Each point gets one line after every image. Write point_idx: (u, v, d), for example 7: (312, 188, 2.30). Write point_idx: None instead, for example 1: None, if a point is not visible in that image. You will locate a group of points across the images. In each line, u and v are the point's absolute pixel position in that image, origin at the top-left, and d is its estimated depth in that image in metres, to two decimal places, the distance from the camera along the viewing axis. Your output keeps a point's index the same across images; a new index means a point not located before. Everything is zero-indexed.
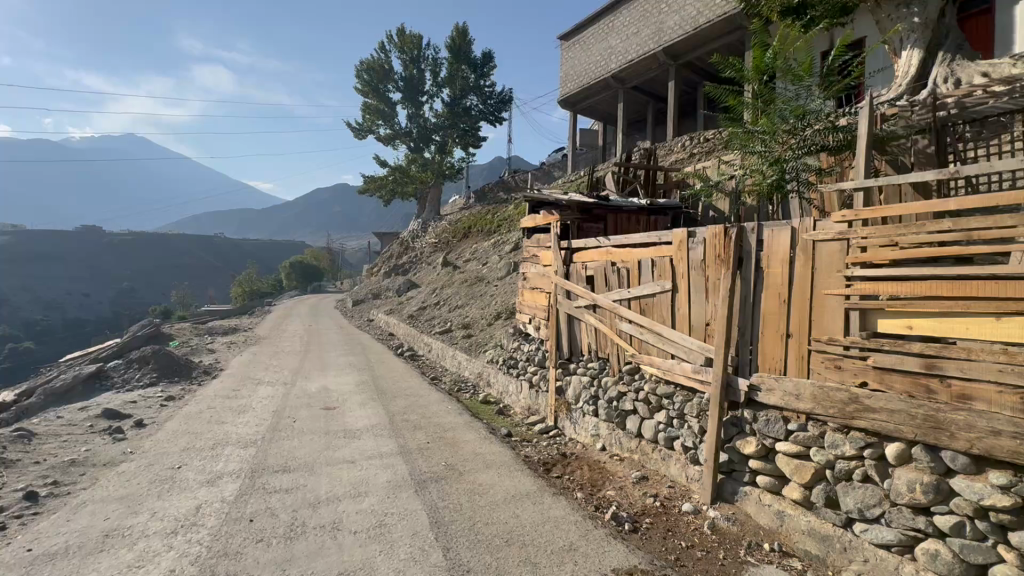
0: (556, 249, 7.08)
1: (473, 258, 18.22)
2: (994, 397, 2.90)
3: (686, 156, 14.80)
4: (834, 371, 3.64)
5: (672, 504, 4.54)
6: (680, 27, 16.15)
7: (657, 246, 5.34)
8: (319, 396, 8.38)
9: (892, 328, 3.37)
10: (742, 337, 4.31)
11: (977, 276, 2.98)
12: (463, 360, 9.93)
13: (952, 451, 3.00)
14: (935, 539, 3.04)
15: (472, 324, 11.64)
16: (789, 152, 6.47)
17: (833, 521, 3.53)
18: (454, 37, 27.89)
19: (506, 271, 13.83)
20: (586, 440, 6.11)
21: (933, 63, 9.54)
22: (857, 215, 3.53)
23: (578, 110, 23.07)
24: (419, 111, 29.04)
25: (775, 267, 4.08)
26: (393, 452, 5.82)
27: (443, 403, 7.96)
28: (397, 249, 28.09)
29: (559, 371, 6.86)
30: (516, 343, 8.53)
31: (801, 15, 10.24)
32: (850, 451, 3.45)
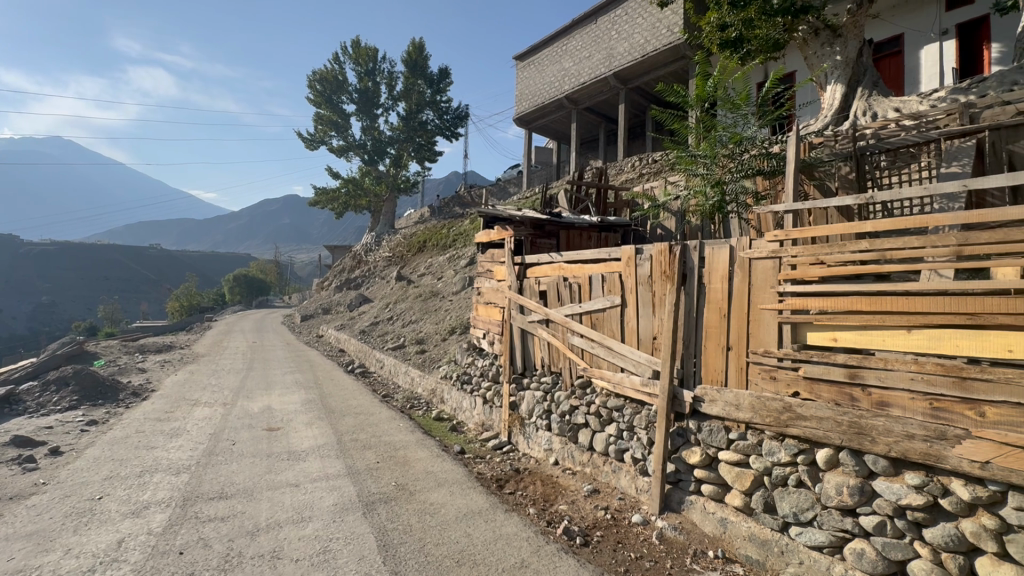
0: (510, 264, 7.13)
1: (428, 273, 18.04)
2: (908, 403, 3.14)
3: (635, 176, 15.40)
4: (770, 381, 3.85)
5: (623, 516, 4.61)
6: (629, 53, 16.90)
7: (606, 262, 5.49)
8: (262, 416, 7.96)
9: (819, 340, 3.60)
10: (686, 350, 4.49)
11: (891, 292, 3.23)
12: (416, 376, 9.76)
13: (874, 455, 3.23)
14: (861, 539, 3.25)
15: (426, 340, 11.46)
16: (729, 175, 6.92)
17: (771, 526, 3.71)
18: (410, 51, 27.83)
19: (462, 286, 13.80)
20: (539, 455, 6.13)
21: (854, 97, 10.45)
22: (787, 235, 3.77)
23: (533, 128, 23.53)
24: (373, 124, 28.67)
25: (715, 283, 4.29)
26: (341, 473, 5.60)
27: (394, 421, 7.75)
28: (348, 263, 27.38)
29: (512, 386, 6.87)
30: (470, 358, 8.47)
31: (738, 48, 10.95)
32: (785, 457, 3.65)
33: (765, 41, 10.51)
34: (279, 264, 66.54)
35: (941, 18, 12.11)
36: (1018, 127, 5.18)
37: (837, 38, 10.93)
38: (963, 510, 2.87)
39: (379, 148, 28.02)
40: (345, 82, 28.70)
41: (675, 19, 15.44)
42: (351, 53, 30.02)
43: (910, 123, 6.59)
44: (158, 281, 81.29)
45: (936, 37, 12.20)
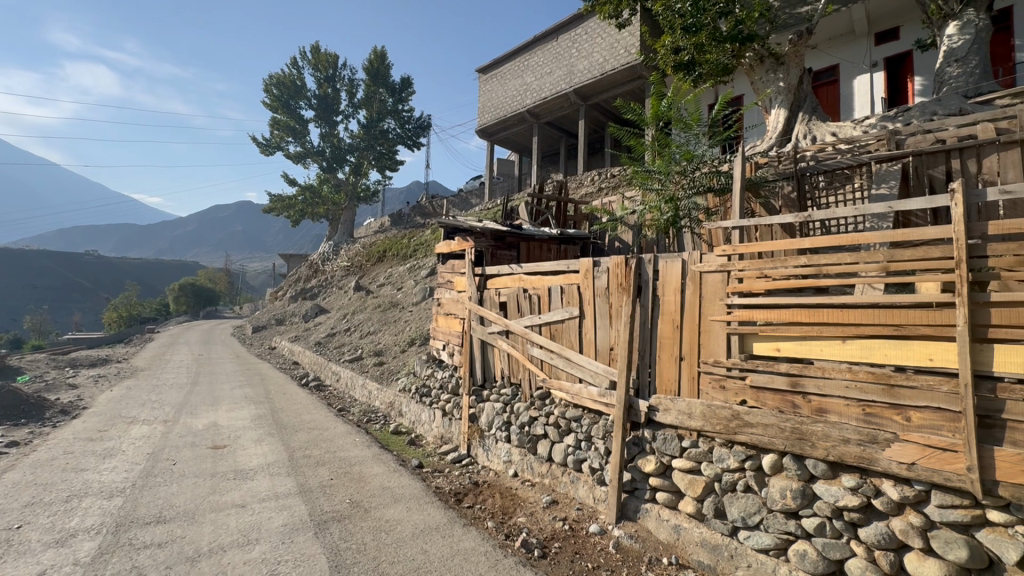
0: (470, 275, 7.12)
1: (387, 283, 17.75)
2: (843, 409, 3.34)
3: (594, 190, 15.78)
4: (719, 390, 4.00)
5: (580, 526, 4.64)
6: (589, 70, 17.39)
7: (565, 274, 5.58)
8: (207, 433, 7.54)
9: (764, 351, 3.78)
10: (641, 361, 4.60)
11: (829, 305, 3.43)
12: (373, 389, 9.52)
13: (814, 459, 3.41)
14: (803, 540, 3.41)
15: (384, 351, 11.23)
16: (682, 191, 7.21)
17: (721, 531, 3.83)
18: (371, 60, 27.53)
19: (422, 296, 13.64)
20: (498, 467, 6.10)
21: (795, 121, 11.16)
22: (734, 250, 3.95)
23: (495, 141, 23.72)
24: (332, 131, 28.09)
25: (669, 295, 4.43)
26: (292, 492, 5.38)
27: (350, 436, 7.52)
28: (304, 272, 26.53)
29: (472, 398, 6.82)
30: (429, 370, 8.36)
31: (691, 71, 11.48)
32: (734, 464, 3.80)
33: (715, 65, 11.09)
34: (229, 272, 63.69)
35: (871, 52, 13.14)
36: (936, 153, 5.68)
37: (780, 66, 11.64)
38: (893, 510, 3.07)
39: (338, 156, 27.45)
40: (303, 87, 28.01)
41: (632, 41, 16.03)
42: (310, 58, 29.35)
43: (845, 147, 7.09)
44: (93, 290, 75.98)
45: (867, 68, 13.21)
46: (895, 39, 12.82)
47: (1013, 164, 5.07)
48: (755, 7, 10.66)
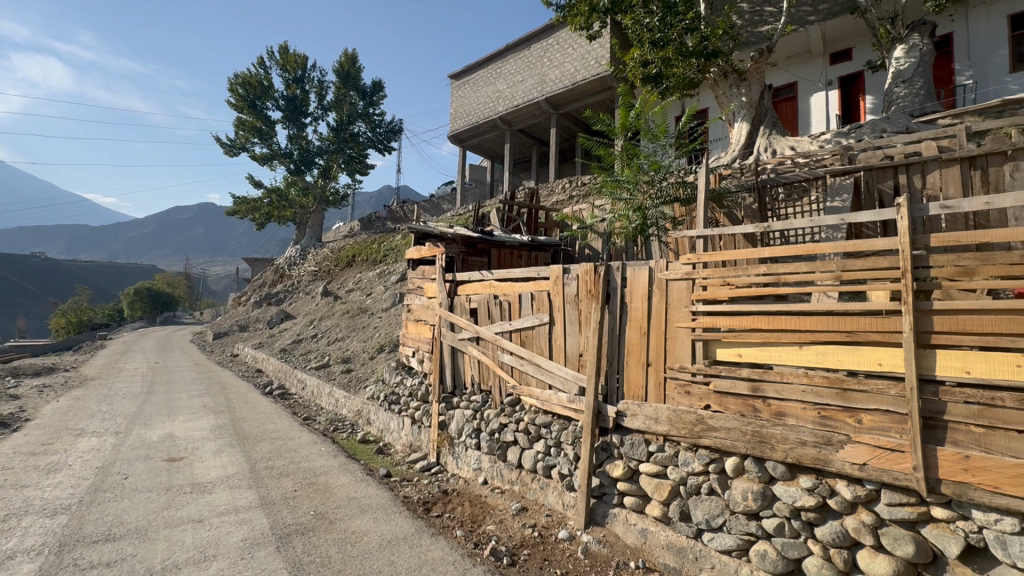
0: (440, 281, 7.06)
1: (356, 288, 17.45)
2: (800, 412, 3.46)
3: (566, 198, 15.97)
4: (684, 395, 4.08)
5: (550, 532, 4.65)
6: (560, 80, 17.63)
7: (536, 280, 5.61)
8: (162, 445, 7.20)
9: (726, 357, 3.89)
10: (610, 367, 4.68)
11: (787, 312, 3.56)
12: (340, 397, 9.31)
13: (774, 461, 3.53)
14: (763, 540, 3.52)
15: (352, 358, 11.01)
16: (649, 201, 7.39)
17: (686, 534, 3.91)
18: (342, 62, 27.11)
19: (392, 303, 13.47)
20: (468, 475, 6.04)
21: (757, 135, 11.61)
22: (699, 258, 4.06)
23: (467, 147, 23.71)
24: (301, 133, 27.48)
25: (636, 303, 4.52)
26: (253, 505, 5.18)
27: (315, 446, 7.33)
28: (269, 277, 25.77)
29: (441, 405, 6.76)
30: (399, 377, 8.24)
31: (658, 83, 11.80)
32: (698, 467, 3.89)
33: (681, 79, 11.44)
34: (190, 276, 61.24)
35: (827, 71, 13.83)
36: (885, 169, 6.04)
37: (743, 81, 12.09)
38: (847, 508, 3.20)
39: (306, 158, 26.86)
40: (271, 88, 27.32)
41: (603, 52, 16.35)
42: (277, 58, 28.66)
43: (803, 161, 7.43)
44: (40, 295, 71.78)
45: (823, 87, 13.89)
46: (848, 59, 13.53)
47: (953, 181, 5.46)
48: (719, 25, 11.07)
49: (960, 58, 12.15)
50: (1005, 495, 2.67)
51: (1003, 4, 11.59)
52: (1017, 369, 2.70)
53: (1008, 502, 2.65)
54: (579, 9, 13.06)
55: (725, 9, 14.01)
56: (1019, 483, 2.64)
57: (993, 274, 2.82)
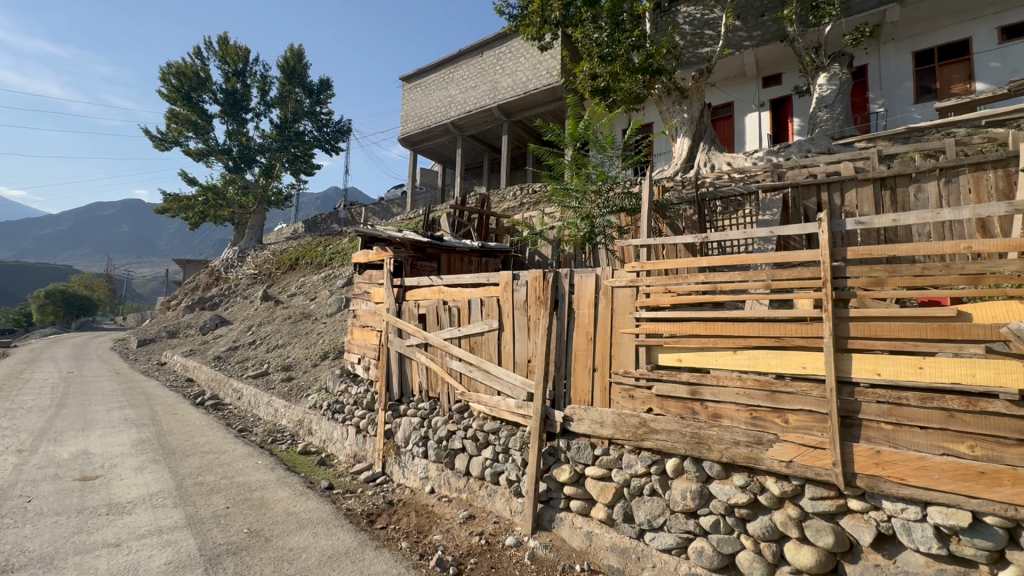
0: (388, 286, 6.89)
1: (299, 293, 16.75)
2: (734, 413, 3.64)
3: (516, 205, 16.09)
4: (628, 399, 4.20)
5: (496, 539, 4.63)
6: (513, 88, 17.82)
7: (485, 287, 5.61)
8: (74, 464, 6.55)
9: (668, 361, 4.04)
10: (558, 372, 4.75)
11: (723, 319, 3.75)
12: (280, 407, 8.88)
13: (710, 461, 3.70)
14: (700, 537, 3.67)
15: (293, 366, 10.53)
16: (597, 210, 7.61)
17: (629, 534, 4.02)
18: (287, 57, 26.00)
19: (338, 308, 13.03)
20: (414, 484, 5.92)
21: (697, 150, 12.24)
22: (642, 267, 4.21)
23: (419, 150, 23.40)
24: (241, 129, 26.09)
25: (583, 309, 4.62)
26: (179, 525, 4.81)
27: (251, 459, 6.92)
28: (203, 280, 24.17)
29: (388, 413, 6.60)
30: (343, 386, 7.95)
31: (607, 97, 12.19)
32: (641, 469, 4.02)
33: (628, 94, 11.87)
34: (111, 277, 56.42)
35: (760, 93, 14.82)
36: (809, 187, 6.64)
37: (685, 99, 12.72)
38: (775, 504, 3.40)
39: (247, 156, 25.51)
40: (208, 80, 25.75)
41: (554, 64, 16.68)
42: (216, 49, 27.08)
43: (738, 176, 7.90)
44: None
45: (756, 108, 14.87)
46: (778, 83, 14.56)
47: (867, 200, 6.19)
48: (663, 44, 11.60)
49: (874, 87, 13.32)
50: (910, 486, 2.93)
51: (909, 41, 12.90)
52: (919, 371, 2.98)
53: (913, 492, 2.91)
54: (531, 20, 13.24)
55: (669, 30, 14.72)
56: (922, 474, 2.90)
57: (901, 284, 3.09)
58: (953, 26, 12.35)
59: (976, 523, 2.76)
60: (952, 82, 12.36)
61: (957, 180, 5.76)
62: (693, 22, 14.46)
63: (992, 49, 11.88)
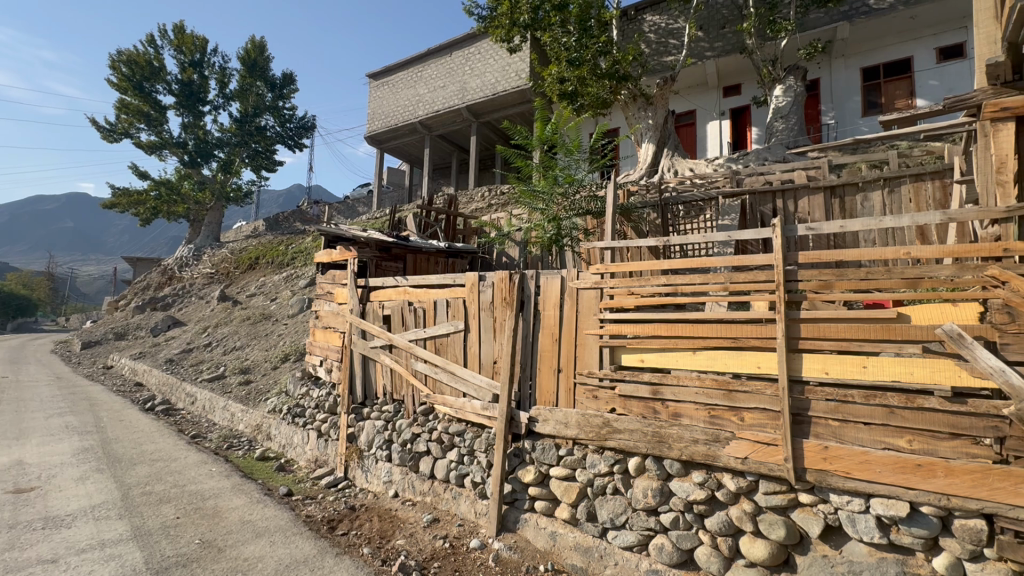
0: (352, 287, 6.73)
1: (259, 293, 16.18)
2: (693, 412, 3.74)
3: (485, 206, 16.02)
4: (592, 400, 4.26)
5: (461, 542, 4.59)
6: (482, 89, 17.78)
7: (451, 288, 5.56)
8: (6, 475, 6.09)
9: (630, 362, 4.11)
10: (523, 373, 4.76)
11: (684, 320, 3.85)
12: (237, 412, 8.55)
13: (670, 459, 3.80)
14: (661, 534, 3.75)
15: (252, 369, 10.15)
16: (564, 212, 7.68)
17: (592, 533, 4.08)
18: (248, 49, 24.93)
19: (300, 309, 12.66)
20: (378, 489, 5.80)
21: (661, 156, 12.54)
22: (606, 269, 4.27)
23: (386, 149, 22.99)
24: (198, 122, 24.98)
25: (549, 311, 4.65)
26: (123, 538, 4.55)
27: (205, 466, 6.61)
28: (154, 279, 23.00)
29: (351, 416, 6.46)
30: (304, 389, 7.72)
31: (574, 100, 12.30)
32: (604, 468, 4.09)
33: (596, 99, 12.02)
34: (52, 275, 52.95)
35: (720, 102, 15.33)
36: (766, 194, 6.95)
37: (650, 106, 13.02)
38: (731, 499, 3.52)
39: (204, 150, 24.45)
40: (162, 69, 24.51)
41: (523, 67, 16.75)
42: (171, 37, 25.79)
43: (700, 182, 8.14)
44: None
45: (717, 116, 15.37)
46: (738, 93, 15.10)
47: (819, 206, 6.53)
48: (629, 51, 11.84)
49: (826, 100, 13.99)
50: (855, 479, 3.08)
51: (857, 58, 13.62)
52: (863, 369, 3.14)
53: (857, 485, 3.07)
54: (501, 22, 13.24)
55: (635, 37, 15.03)
56: (865, 468, 3.06)
57: (847, 287, 3.24)
58: (896, 45, 13.12)
59: (914, 512, 2.93)
60: (896, 97, 13.12)
61: (900, 190, 6.13)
62: (658, 31, 14.82)
63: (931, 68, 12.69)
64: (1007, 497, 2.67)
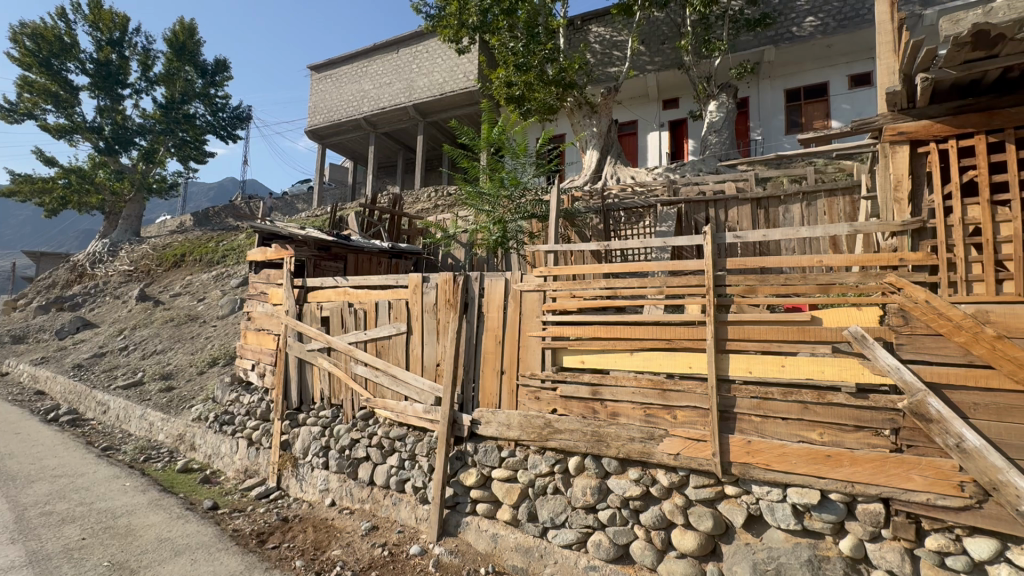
0: (287, 287, 6.43)
1: (185, 292, 15.07)
2: (630, 412, 3.88)
3: (431, 207, 15.82)
4: (534, 401, 4.32)
5: (400, 549, 4.49)
6: (429, 88, 17.58)
7: (393, 288, 5.42)
8: None
9: (571, 363, 4.20)
10: (466, 375, 4.73)
11: (623, 322, 3.96)
12: (157, 421, 7.91)
13: (608, 457, 3.92)
14: (599, 531, 3.86)
15: (174, 374, 9.41)
16: (510, 215, 7.74)
17: (532, 533, 4.12)
18: (176, 30, 23.03)
19: (231, 310, 11.93)
20: (313, 498, 5.56)
21: (604, 163, 12.95)
22: (549, 272, 4.32)
23: (328, 145, 22.14)
24: (116, 106, 22.91)
25: (492, 313, 4.66)
26: (16, 565, 4.08)
27: (117, 481, 6.05)
28: (61, 276, 20.85)
29: (285, 423, 6.16)
30: (234, 395, 7.27)
31: (521, 105, 12.43)
32: (545, 468, 4.15)
33: (542, 104, 12.20)
34: None
35: (660, 115, 16.05)
36: (700, 203, 7.40)
37: (594, 114, 13.39)
38: (664, 494, 3.68)
39: (122, 137, 22.43)
40: (75, 46, 22.23)
41: (471, 68, 16.75)
42: (85, 10, 23.40)
43: (640, 189, 8.47)
44: None
45: (657, 127, 16.06)
46: (676, 106, 15.87)
47: (746, 216, 7.04)
48: (574, 60, 12.15)
49: (754, 117, 15.00)
50: (774, 471, 3.31)
51: (782, 79, 14.70)
52: (782, 369, 3.37)
53: (776, 476, 3.30)
54: (449, 22, 13.23)
55: (581, 46, 15.41)
56: (783, 460, 3.29)
57: (770, 292, 3.47)
58: (815, 70, 14.29)
59: (824, 499, 3.19)
60: (814, 118, 14.30)
61: (816, 204, 6.67)
62: (603, 42, 15.30)
63: (844, 93, 13.92)
64: (900, 482, 2.98)
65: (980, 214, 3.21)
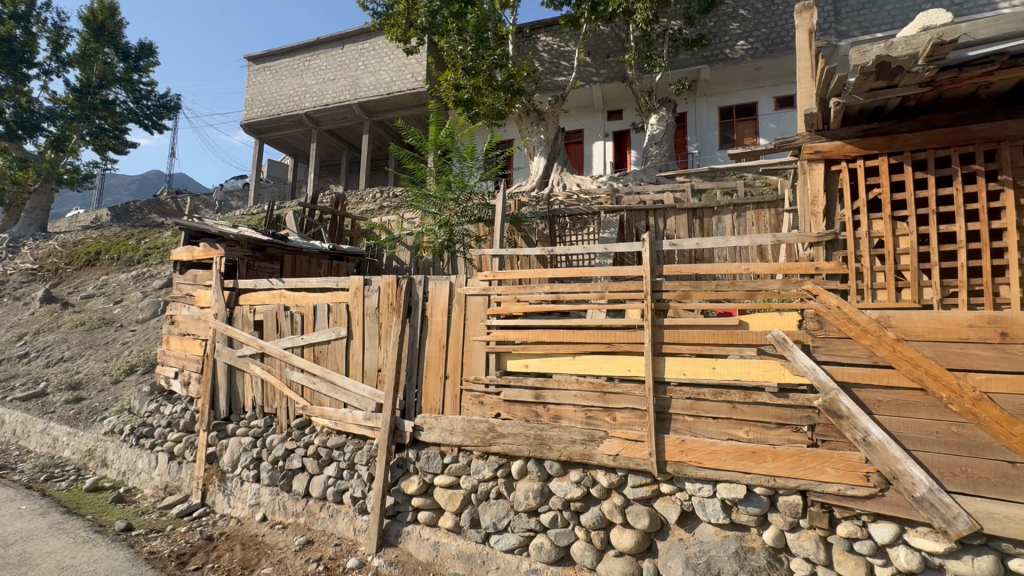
0: (216, 289, 6.03)
1: (99, 293, 13.77)
2: (572, 415, 3.94)
3: (376, 208, 15.44)
4: (477, 405, 4.30)
5: (337, 563, 4.30)
6: (375, 87, 17.19)
7: (333, 291, 5.20)
8: None
9: (515, 367, 4.20)
10: (409, 381, 4.63)
11: (566, 326, 4.01)
12: (62, 436, 7.14)
13: (551, 461, 3.95)
14: (541, 534, 3.88)
15: (84, 384, 8.54)
16: (456, 218, 7.66)
17: (474, 540, 4.09)
18: (94, 9, 21.05)
19: (153, 313, 11.03)
20: (242, 513, 5.23)
21: (551, 170, 13.20)
22: (494, 276, 4.31)
23: (266, 140, 21.05)
24: (20, 87, 20.59)
25: (436, 317, 4.59)
26: None
27: (10, 505, 5.39)
28: None
29: (212, 435, 5.75)
30: (153, 406, 6.68)
31: (470, 108, 12.45)
32: (487, 473, 4.13)
33: (490, 109, 12.25)
34: None
35: (605, 125, 16.55)
36: (640, 212, 7.69)
37: (541, 121, 13.59)
38: (604, 494, 3.77)
39: (27, 121, 20.16)
40: None
41: (419, 69, 16.56)
42: None
43: (584, 197, 8.69)
44: None
45: (602, 137, 16.55)
46: (620, 117, 16.43)
47: (683, 225, 7.38)
48: (522, 67, 12.26)
49: (691, 131, 15.81)
50: (705, 468, 3.47)
51: (716, 97, 15.59)
52: (713, 370, 3.55)
53: (706, 473, 3.46)
54: (398, 21, 13.05)
55: (530, 54, 15.63)
56: (713, 457, 3.46)
57: (703, 298, 3.64)
58: (745, 90, 15.27)
59: (749, 494, 3.38)
60: (744, 135, 15.25)
61: (745, 215, 7.11)
62: (551, 52, 15.59)
63: (771, 113, 14.98)
64: (816, 474, 3.21)
65: (883, 229, 3.57)
